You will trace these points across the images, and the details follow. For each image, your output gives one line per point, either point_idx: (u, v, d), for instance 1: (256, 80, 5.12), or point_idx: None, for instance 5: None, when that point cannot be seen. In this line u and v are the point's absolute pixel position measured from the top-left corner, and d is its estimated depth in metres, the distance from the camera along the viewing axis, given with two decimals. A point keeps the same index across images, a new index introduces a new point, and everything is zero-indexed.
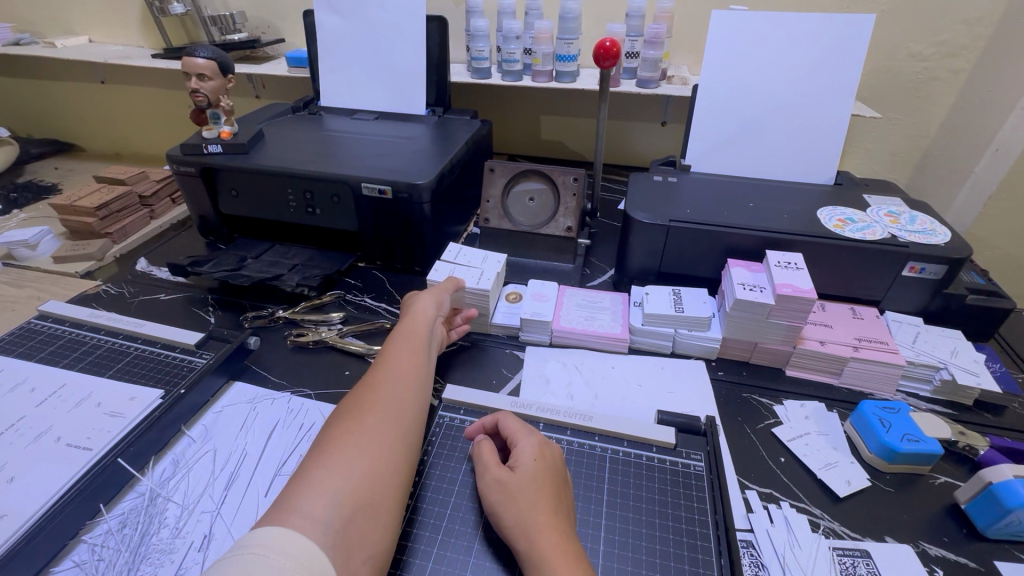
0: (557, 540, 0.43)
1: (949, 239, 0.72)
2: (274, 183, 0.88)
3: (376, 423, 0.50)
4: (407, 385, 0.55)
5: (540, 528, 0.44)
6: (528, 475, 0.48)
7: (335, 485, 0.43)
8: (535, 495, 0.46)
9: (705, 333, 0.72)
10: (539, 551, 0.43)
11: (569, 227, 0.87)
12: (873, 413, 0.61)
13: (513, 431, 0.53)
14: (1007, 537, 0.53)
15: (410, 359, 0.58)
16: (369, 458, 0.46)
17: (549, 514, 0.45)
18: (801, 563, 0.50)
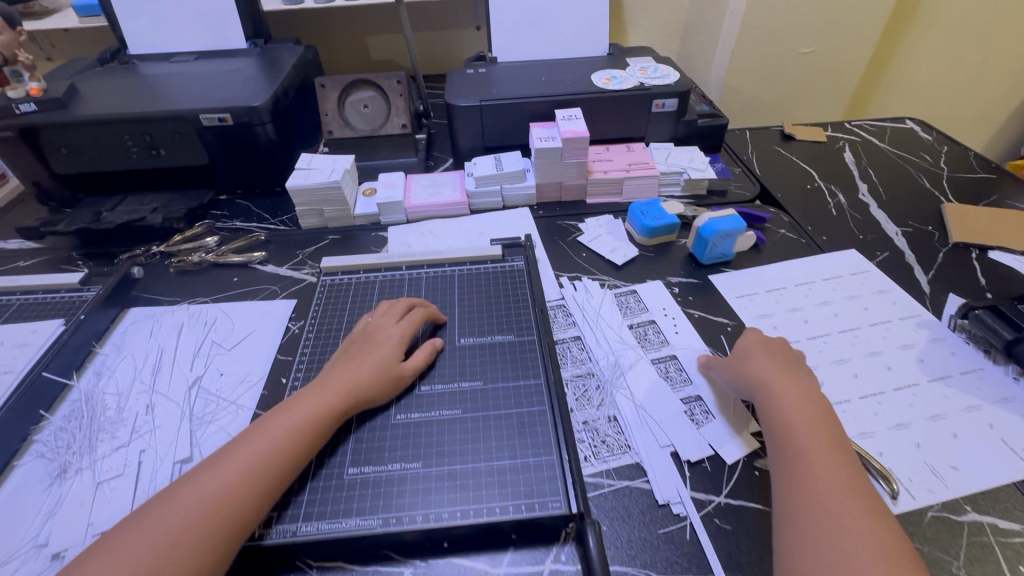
0: (844, 495, 0.46)
1: (679, 78, 0.98)
2: (107, 132, 0.90)
3: (266, 447, 0.49)
4: (331, 406, 0.53)
5: (829, 478, 0.48)
6: (812, 440, 0.51)
7: (175, 511, 0.44)
8: (818, 445, 0.51)
9: (523, 184, 0.93)
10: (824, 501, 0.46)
11: (405, 125, 1.02)
12: (638, 208, 0.87)
13: (797, 408, 0.54)
14: (717, 260, 0.81)
15: (319, 408, 0.53)
16: (238, 479, 0.46)
17: (844, 487, 0.47)
18: (598, 307, 0.75)
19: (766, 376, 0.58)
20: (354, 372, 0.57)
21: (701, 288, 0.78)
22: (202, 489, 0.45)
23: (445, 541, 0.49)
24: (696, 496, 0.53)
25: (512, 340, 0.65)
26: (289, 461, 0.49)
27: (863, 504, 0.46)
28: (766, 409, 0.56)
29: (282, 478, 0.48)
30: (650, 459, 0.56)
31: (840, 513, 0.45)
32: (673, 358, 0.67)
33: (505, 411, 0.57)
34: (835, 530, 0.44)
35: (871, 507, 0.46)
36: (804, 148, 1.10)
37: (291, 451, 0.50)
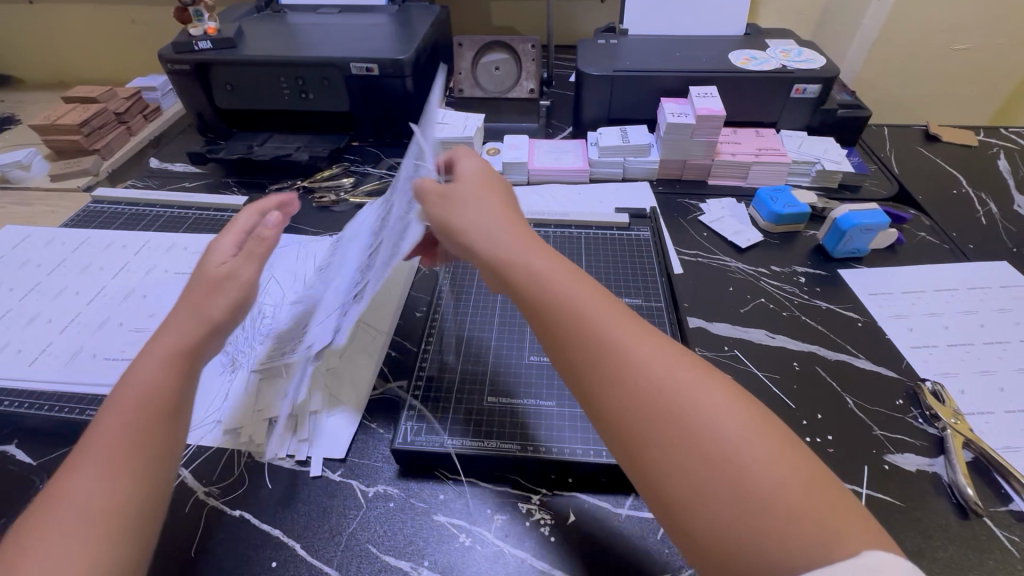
0: (709, 395, 0.36)
1: (825, 64, 0.94)
2: (266, 73, 0.98)
3: (140, 391, 0.44)
4: (184, 336, 0.47)
5: (701, 395, 0.36)
6: (607, 322, 0.40)
7: (93, 474, 0.39)
8: (638, 355, 0.38)
9: (647, 158, 0.93)
10: (692, 414, 0.35)
11: (532, 90, 1.06)
12: (767, 193, 0.85)
13: (559, 296, 0.42)
14: (848, 255, 0.78)
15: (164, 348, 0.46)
16: (135, 428, 0.42)
17: (664, 379, 0.37)
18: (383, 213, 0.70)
19: (495, 228, 0.48)
20: (191, 308, 0.50)
21: (830, 281, 0.76)
22: (78, 465, 0.40)
23: (570, 477, 0.54)
24: None
25: (639, 304, 0.67)
26: (171, 386, 0.45)
27: (749, 412, 0.35)
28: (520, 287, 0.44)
29: (176, 395, 0.45)
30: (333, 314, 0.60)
31: (686, 397, 0.35)
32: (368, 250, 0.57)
33: None
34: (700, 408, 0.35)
35: (759, 416, 0.35)
36: (950, 151, 1.02)
37: (168, 382, 0.45)
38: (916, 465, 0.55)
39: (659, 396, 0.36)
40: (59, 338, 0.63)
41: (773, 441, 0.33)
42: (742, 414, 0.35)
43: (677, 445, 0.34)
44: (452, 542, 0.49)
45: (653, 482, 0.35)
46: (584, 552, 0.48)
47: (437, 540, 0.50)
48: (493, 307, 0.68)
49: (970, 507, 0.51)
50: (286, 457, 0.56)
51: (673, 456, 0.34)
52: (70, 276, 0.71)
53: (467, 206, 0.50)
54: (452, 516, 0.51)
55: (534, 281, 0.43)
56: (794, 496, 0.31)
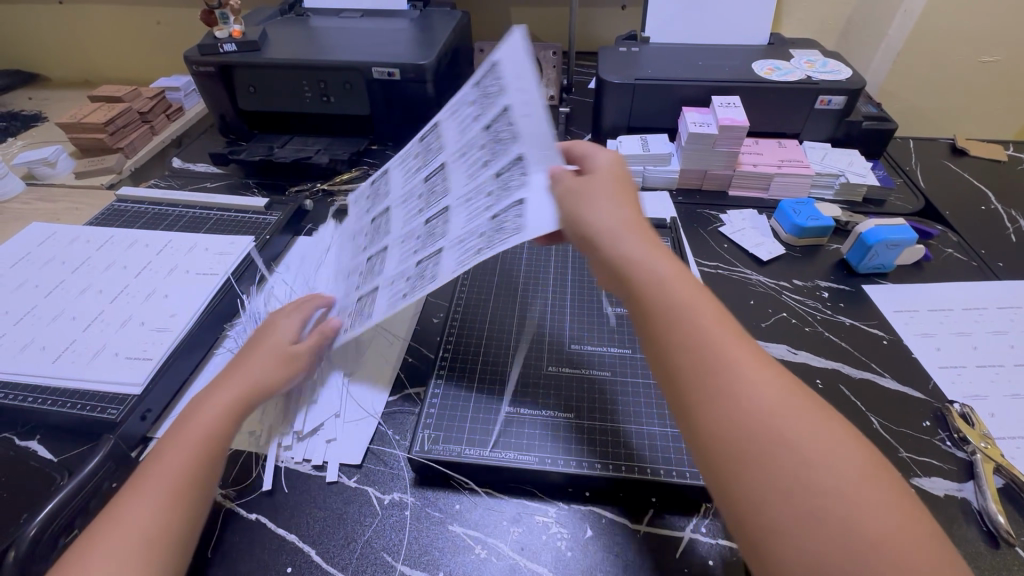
0: (809, 430, 0.34)
1: (850, 76, 0.92)
2: (289, 76, 0.99)
3: (200, 434, 0.47)
4: (239, 390, 0.51)
5: (803, 429, 0.34)
6: (723, 336, 0.39)
7: (141, 508, 0.42)
8: (742, 375, 0.36)
9: (667, 167, 0.93)
10: (790, 446, 0.33)
11: (552, 96, 1.08)
12: (788, 206, 0.83)
13: (676, 308, 0.40)
14: (873, 270, 0.77)
15: (224, 397, 0.50)
16: (184, 467, 0.45)
17: (770, 406, 0.35)
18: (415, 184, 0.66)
19: (622, 233, 0.46)
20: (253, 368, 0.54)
21: (853, 296, 0.74)
22: (128, 493, 0.43)
23: (587, 491, 0.53)
24: None
25: None
26: (223, 430, 0.48)
27: (867, 456, 0.34)
28: (637, 293, 0.43)
29: (225, 444, 0.48)
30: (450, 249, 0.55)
31: (798, 422, 0.34)
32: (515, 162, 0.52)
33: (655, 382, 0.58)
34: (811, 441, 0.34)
35: (867, 462, 0.33)
36: (978, 165, 1.00)
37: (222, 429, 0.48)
38: (944, 490, 0.53)
39: (761, 419, 0.34)
40: (82, 336, 0.64)
41: (885, 487, 0.32)
42: (848, 455, 0.33)
43: (776, 473, 0.33)
44: (468, 553, 0.49)
45: (736, 499, 0.34)
46: (600, 568, 0.48)
47: (453, 551, 0.49)
48: (512, 313, 0.68)
49: (1001, 536, 0.49)
50: (303, 461, 0.56)
51: (766, 481, 0.33)
52: (94, 274, 0.72)
53: (579, 207, 0.48)
54: (468, 527, 0.51)
55: (660, 284, 0.41)
56: (909, 550, 0.30)
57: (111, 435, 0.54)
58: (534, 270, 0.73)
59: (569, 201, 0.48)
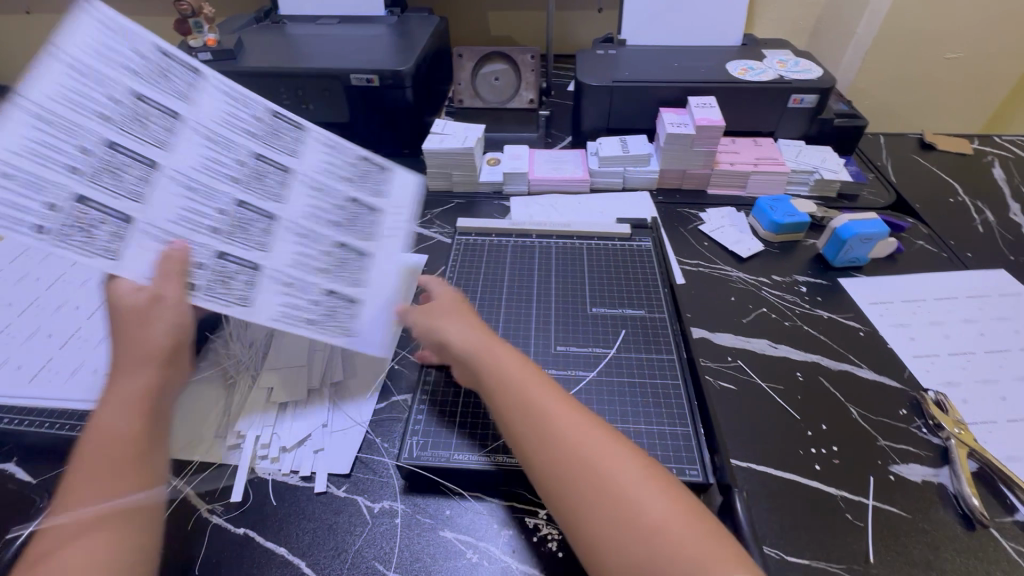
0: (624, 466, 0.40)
1: (821, 74, 0.95)
2: (266, 84, 0.98)
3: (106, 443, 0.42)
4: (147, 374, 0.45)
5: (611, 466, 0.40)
6: (555, 413, 0.44)
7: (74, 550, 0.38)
8: (566, 429, 0.42)
9: (646, 167, 0.94)
10: (607, 478, 0.39)
11: (532, 100, 1.06)
12: (766, 203, 0.85)
13: (510, 378, 0.47)
14: (849, 264, 0.79)
15: (123, 404, 0.44)
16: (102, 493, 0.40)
17: (588, 448, 0.41)
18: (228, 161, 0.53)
19: (456, 332, 0.52)
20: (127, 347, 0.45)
21: (831, 290, 0.76)
22: (57, 514, 0.39)
23: None
24: (825, 490, 0.53)
25: (643, 315, 0.66)
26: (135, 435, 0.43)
27: (677, 499, 0.39)
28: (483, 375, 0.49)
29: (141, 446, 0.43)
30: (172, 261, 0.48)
31: (621, 477, 0.39)
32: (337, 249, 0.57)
33: (640, 380, 0.59)
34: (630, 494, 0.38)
35: (670, 487, 0.39)
36: (945, 159, 1.03)
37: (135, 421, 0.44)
38: (920, 476, 0.55)
39: (585, 456, 0.41)
40: (60, 354, 0.62)
41: (689, 521, 0.37)
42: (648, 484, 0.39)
43: (620, 546, 0.37)
44: (458, 558, 0.49)
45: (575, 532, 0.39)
46: None
47: (444, 556, 0.49)
48: (496, 315, 0.67)
49: (975, 517, 0.51)
50: (291, 473, 0.56)
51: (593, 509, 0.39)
52: (70, 290, 0.71)
53: (433, 326, 0.54)
54: (459, 532, 0.51)
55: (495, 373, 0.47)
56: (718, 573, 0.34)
57: None
58: (519, 273, 0.73)
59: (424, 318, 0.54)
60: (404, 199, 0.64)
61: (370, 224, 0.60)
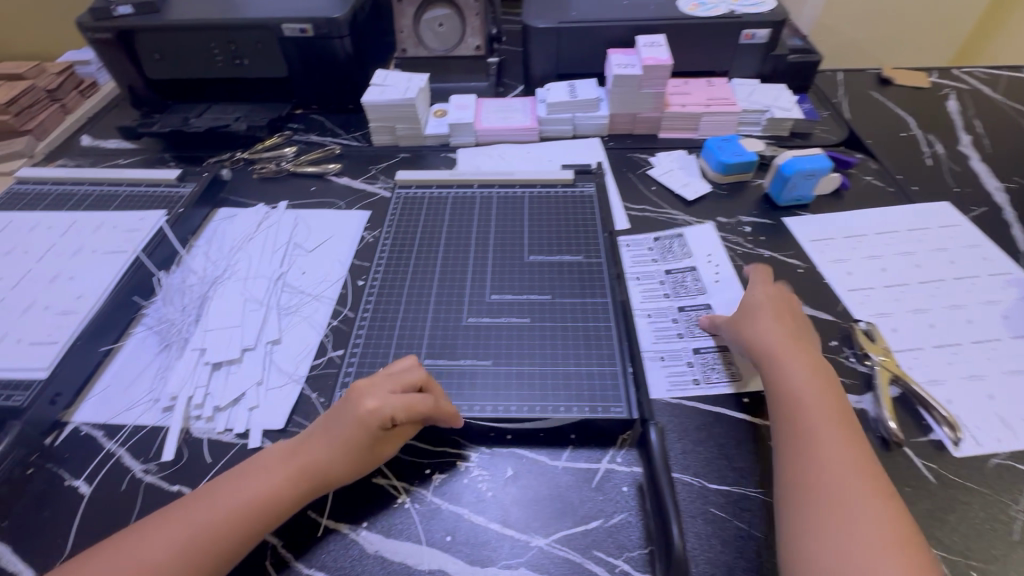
0: (867, 508, 0.42)
1: (773, 7, 0.91)
2: (194, 38, 0.93)
3: (232, 503, 0.45)
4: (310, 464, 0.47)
5: (863, 499, 0.43)
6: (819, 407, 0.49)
7: (192, 524, 0.44)
8: (828, 426, 0.48)
9: (595, 113, 0.91)
10: (841, 506, 0.43)
11: (478, 46, 1.02)
12: (714, 144, 0.84)
13: (790, 383, 0.51)
14: (795, 202, 0.78)
15: (305, 463, 0.48)
16: (241, 511, 0.45)
17: (835, 467, 0.45)
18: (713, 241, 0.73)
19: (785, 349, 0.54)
20: (312, 447, 0.49)
21: (774, 229, 0.76)
22: (212, 496, 0.46)
23: (509, 434, 0.54)
24: (750, 420, 0.55)
25: (580, 261, 0.66)
26: (292, 496, 0.46)
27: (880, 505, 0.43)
28: (770, 387, 0.52)
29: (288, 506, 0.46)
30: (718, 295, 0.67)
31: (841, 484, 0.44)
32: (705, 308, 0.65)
33: (573, 323, 0.59)
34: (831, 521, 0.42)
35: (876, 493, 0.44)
36: (902, 93, 1.02)
37: (279, 506, 0.46)
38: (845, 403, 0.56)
39: (833, 511, 0.42)
40: None
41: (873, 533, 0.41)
42: (905, 554, 0.40)
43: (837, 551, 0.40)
44: (391, 503, 0.50)
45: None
46: (518, 503, 0.49)
47: (377, 502, 0.50)
48: (434, 267, 0.66)
49: (891, 439, 0.52)
50: (226, 431, 0.56)
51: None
52: None
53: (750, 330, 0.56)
54: (392, 478, 0.52)
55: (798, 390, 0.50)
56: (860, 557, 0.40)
57: (17, 422, 0.53)
58: (460, 224, 0.71)
59: (735, 332, 0.57)
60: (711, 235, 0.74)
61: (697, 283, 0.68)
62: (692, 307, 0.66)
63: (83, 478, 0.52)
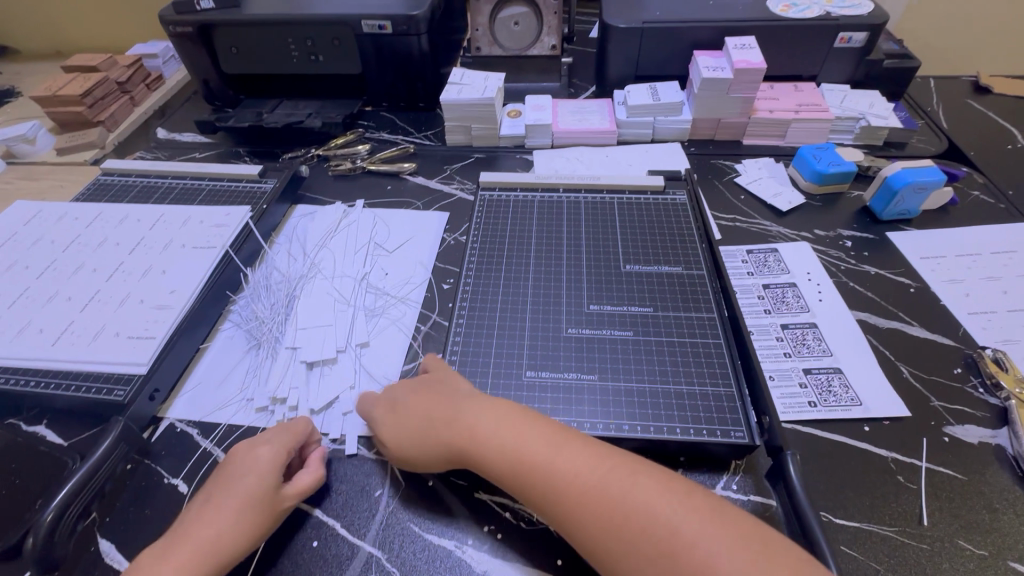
0: (656, 487, 0.39)
1: (872, 10, 0.87)
2: (273, 34, 0.93)
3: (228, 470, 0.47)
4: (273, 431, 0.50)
5: (624, 474, 0.40)
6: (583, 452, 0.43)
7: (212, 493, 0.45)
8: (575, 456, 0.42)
9: (678, 117, 0.88)
10: (649, 515, 0.37)
11: (555, 46, 0.99)
12: (809, 152, 0.79)
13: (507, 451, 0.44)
14: (898, 217, 0.74)
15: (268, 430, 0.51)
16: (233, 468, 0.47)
17: (588, 478, 0.40)
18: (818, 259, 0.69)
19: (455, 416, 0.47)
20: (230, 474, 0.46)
21: (877, 244, 0.72)
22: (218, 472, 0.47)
23: None
24: (875, 451, 0.51)
25: (680, 272, 0.62)
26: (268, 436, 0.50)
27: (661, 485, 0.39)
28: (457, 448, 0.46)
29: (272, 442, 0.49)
30: (821, 312, 0.63)
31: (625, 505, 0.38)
32: (811, 327, 0.62)
33: (679, 339, 0.56)
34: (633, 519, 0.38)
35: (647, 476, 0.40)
36: (1003, 103, 0.96)
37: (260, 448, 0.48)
38: (977, 437, 0.52)
39: (623, 510, 0.38)
40: (81, 317, 0.61)
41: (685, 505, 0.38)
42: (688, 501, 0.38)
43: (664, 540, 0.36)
44: (495, 519, 0.48)
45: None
46: None
47: (480, 518, 0.48)
48: (525, 274, 0.64)
49: None
50: (320, 435, 0.55)
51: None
52: (87, 252, 0.69)
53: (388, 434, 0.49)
54: (494, 494, 0.50)
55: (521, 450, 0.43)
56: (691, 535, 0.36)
57: (120, 417, 0.52)
58: (548, 229, 0.69)
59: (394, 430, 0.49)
60: (805, 260, 0.69)
61: (799, 300, 0.65)
62: (796, 324, 0.62)
63: (182, 478, 0.51)
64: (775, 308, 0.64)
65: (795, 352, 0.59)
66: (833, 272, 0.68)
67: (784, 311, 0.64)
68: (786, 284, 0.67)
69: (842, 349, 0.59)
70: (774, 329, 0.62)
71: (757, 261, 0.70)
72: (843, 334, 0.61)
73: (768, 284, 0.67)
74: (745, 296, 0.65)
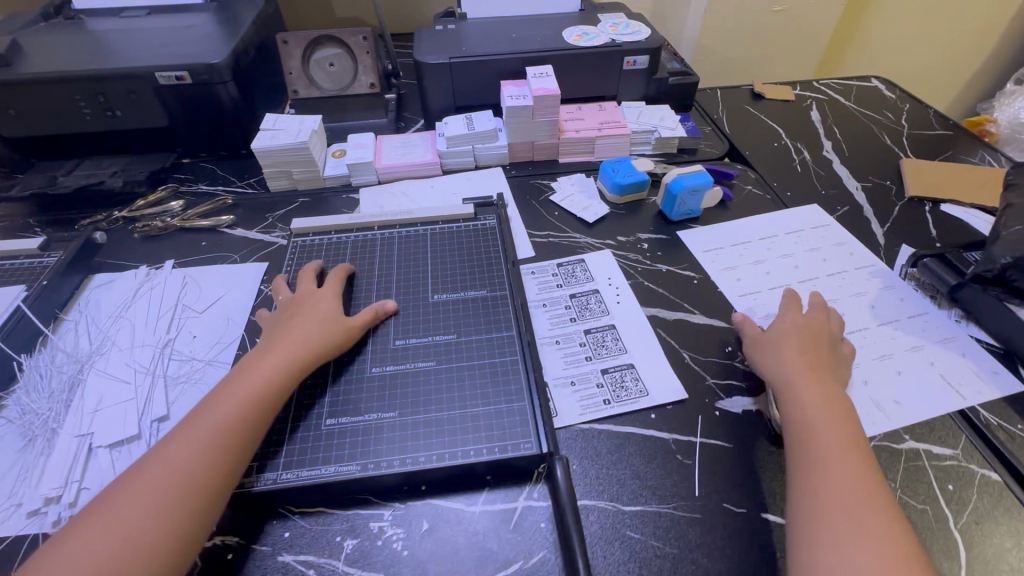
0: (851, 467, 0.47)
1: (649, 35, 0.98)
2: (54, 91, 0.85)
3: (186, 453, 0.46)
4: (244, 425, 0.49)
5: (841, 456, 0.48)
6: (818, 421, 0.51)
7: (160, 472, 0.45)
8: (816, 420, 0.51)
9: (495, 143, 0.93)
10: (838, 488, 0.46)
11: (373, 84, 1.03)
12: (610, 166, 0.87)
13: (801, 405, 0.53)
14: (686, 217, 0.83)
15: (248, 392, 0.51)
16: (207, 452, 0.46)
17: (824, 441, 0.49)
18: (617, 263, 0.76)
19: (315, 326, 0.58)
20: (291, 345, 0.55)
21: (669, 244, 0.80)
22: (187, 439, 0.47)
23: (423, 484, 0.52)
24: (659, 436, 0.56)
25: (485, 295, 0.66)
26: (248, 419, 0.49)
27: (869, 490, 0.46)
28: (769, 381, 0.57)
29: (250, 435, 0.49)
30: (619, 313, 0.69)
31: (849, 498, 0.45)
32: (609, 328, 0.67)
33: (480, 362, 0.59)
34: (831, 509, 0.45)
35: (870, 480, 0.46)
36: (773, 106, 1.11)
37: (234, 451, 0.47)
38: (742, 406, 0.59)
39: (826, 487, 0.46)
40: None
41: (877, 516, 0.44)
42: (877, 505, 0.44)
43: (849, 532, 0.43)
44: None
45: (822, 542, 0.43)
46: (436, 560, 0.47)
47: None
48: None
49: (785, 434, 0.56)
50: None
51: (809, 496, 0.46)
52: None
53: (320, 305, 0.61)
54: (299, 553, 0.48)
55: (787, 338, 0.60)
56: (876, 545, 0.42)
57: None
58: (361, 269, 0.69)
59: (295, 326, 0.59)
60: (606, 266, 0.76)
61: (600, 305, 0.70)
62: (597, 328, 0.67)
63: None
64: (579, 316, 0.69)
65: (595, 356, 0.64)
66: (630, 274, 0.75)
67: (586, 318, 0.69)
68: (589, 291, 0.72)
69: (634, 345, 0.65)
70: (577, 337, 0.66)
71: (566, 272, 0.75)
72: (636, 331, 0.67)
73: (574, 293, 0.72)
74: (552, 308, 0.70)
